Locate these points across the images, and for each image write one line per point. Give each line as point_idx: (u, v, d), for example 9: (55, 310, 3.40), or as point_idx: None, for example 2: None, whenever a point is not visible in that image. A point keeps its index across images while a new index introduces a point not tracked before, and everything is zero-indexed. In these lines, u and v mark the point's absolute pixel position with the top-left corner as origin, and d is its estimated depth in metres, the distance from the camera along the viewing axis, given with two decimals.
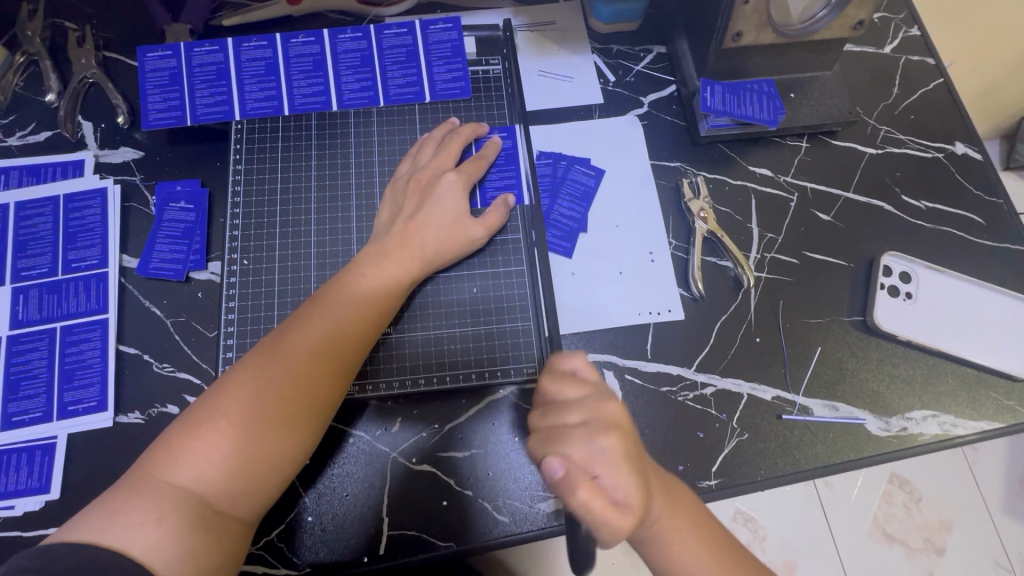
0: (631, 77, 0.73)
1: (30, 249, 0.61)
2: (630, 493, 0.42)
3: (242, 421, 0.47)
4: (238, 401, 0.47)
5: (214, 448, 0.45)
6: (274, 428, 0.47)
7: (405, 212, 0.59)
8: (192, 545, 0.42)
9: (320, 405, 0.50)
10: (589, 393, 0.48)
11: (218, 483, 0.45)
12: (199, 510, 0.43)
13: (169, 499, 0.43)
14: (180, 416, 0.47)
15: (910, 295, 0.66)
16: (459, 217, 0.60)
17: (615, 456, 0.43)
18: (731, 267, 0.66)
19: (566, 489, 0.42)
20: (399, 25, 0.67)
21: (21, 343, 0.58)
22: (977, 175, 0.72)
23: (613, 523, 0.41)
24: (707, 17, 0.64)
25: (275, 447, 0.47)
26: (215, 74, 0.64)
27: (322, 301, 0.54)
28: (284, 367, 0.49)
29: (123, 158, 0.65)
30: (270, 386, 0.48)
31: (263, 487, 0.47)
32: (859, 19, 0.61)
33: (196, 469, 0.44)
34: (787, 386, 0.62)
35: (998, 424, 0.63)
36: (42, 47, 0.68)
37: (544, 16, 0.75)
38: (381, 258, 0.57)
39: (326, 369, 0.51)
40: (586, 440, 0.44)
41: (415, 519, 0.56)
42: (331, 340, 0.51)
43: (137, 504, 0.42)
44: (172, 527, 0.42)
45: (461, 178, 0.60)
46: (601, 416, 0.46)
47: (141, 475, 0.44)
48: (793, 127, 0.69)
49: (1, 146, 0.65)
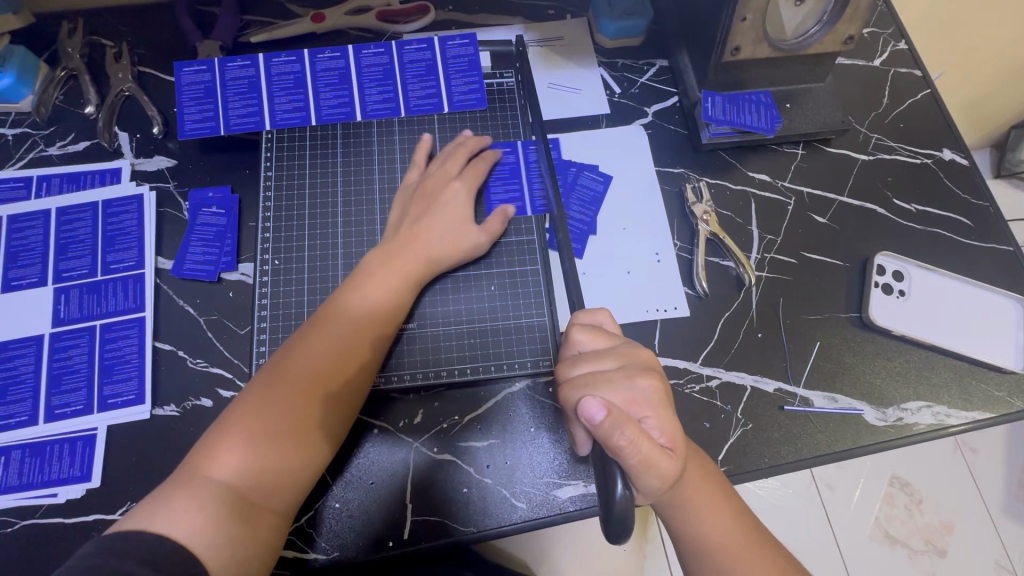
0: (635, 89, 0.78)
1: (70, 251, 0.65)
2: (670, 435, 0.46)
3: (270, 421, 0.50)
4: (265, 404, 0.51)
5: (247, 445, 0.49)
6: (302, 425, 0.51)
7: (411, 216, 0.63)
8: (230, 532, 0.45)
9: (342, 403, 0.54)
10: (620, 346, 0.52)
11: (253, 477, 0.48)
12: (236, 501, 0.47)
13: (209, 490, 0.46)
14: (216, 420, 0.51)
15: (903, 293, 0.69)
16: (461, 223, 0.63)
17: (654, 399, 0.47)
18: (733, 267, 0.70)
19: (612, 429, 0.43)
20: (419, 41, 0.71)
21: (62, 340, 0.61)
22: (964, 180, 0.76)
23: (661, 462, 0.44)
24: (707, 33, 0.68)
25: (306, 438, 0.51)
26: (247, 86, 0.68)
27: (337, 306, 0.57)
28: (305, 370, 0.53)
29: (157, 166, 0.69)
30: (293, 388, 0.52)
31: (295, 477, 0.50)
32: (849, 34, 0.66)
33: (231, 466, 0.48)
34: (788, 379, 0.66)
35: (989, 414, 0.66)
36: (81, 63, 0.72)
37: (553, 32, 0.80)
38: (389, 260, 0.60)
39: (345, 369, 0.54)
40: (627, 384, 0.48)
41: (437, 505, 0.59)
42: (349, 343, 0.55)
43: (180, 496, 0.46)
44: (211, 516, 0.45)
45: (465, 185, 0.65)
46: (635, 363, 0.50)
47: (184, 473, 0.47)
48: (790, 134, 0.74)
49: (42, 155, 0.69)
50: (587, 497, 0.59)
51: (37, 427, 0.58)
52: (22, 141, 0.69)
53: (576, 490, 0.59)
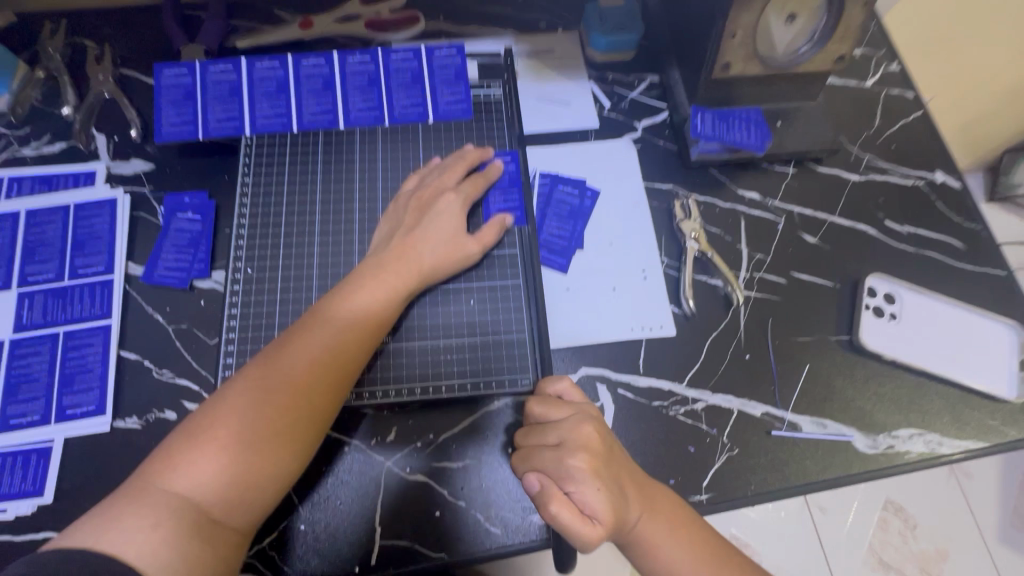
0: (625, 103, 0.77)
1: (38, 255, 0.62)
2: (600, 510, 0.48)
3: (240, 431, 0.48)
4: (235, 413, 0.48)
5: (213, 456, 0.46)
6: (274, 434, 0.49)
7: (404, 227, 0.61)
8: (185, 551, 0.42)
9: (319, 417, 0.51)
10: (571, 418, 0.53)
11: (214, 494, 0.45)
12: (194, 518, 0.44)
13: (165, 506, 0.44)
14: (178, 428, 0.48)
15: (895, 316, 0.68)
16: (456, 234, 0.61)
17: (585, 476, 0.49)
18: (721, 286, 0.68)
19: (542, 501, 0.48)
20: (406, 50, 0.70)
21: (23, 347, 0.59)
22: (957, 203, 0.75)
23: (584, 534, 0.47)
24: (697, 49, 0.68)
25: (271, 456, 0.48)
26: (229, 91, 0.67)
27: (321, 314, 0.55)
28: (282, 377, 0.50)
29: (134, 169, 0.67)
30: (270, 396, 0.49)
31: (259, 498, 0.48)
32: (839, 53, 0.65)
33: (194, 477, 0.45)
34: (776, 403, 0.63)
35: (983, 444, 0.64)
36: (61, 63, 0.70)
37: (543, 44, 0.79)
38: (379, 271, 0.58)
39: (325, 381, 0.52)
40: (560, 464, 0.50)
41: (408, 528, 0.56)
42: (327, 355, 0.53)
43: (133, 511, 0.43)
44: (166, 534, 0.42)
45: (460, 197, 0.63)
46: (576, 440, 0.51)
47: (140, 485, 0.45)
48: (780, 152, 0.73)
49: (15, 156, 0.67)
50: None
51: None
52: None
53: None
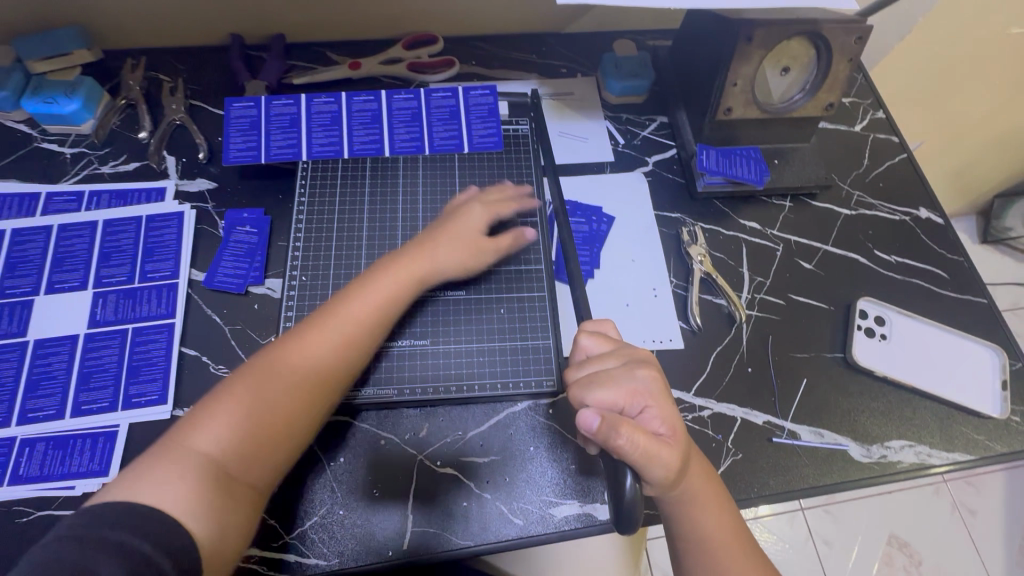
0: (638, 141, 0.85)
1: (112, 259, 0.70)
2: (670, 424, 0.51)
3: (258, 400, 0.54)
4: (256, 381, 0.55)
5: (233, 417, 0.52)
6: (286, 404, 0.54)
7: (432, 231, 0.67)
8: (209, 505, 0.48)
9: (328, 394, 0.57)
10: (621, 347, 0.56)
11: (234, 451, 0.51)
12: (217, 472, 0.50)
13: (192, 460, 0.49)
14: (207, 394, 0.55)
15: (885, 336, 0.74)
16: (476, 238, 0.68)
17: (655, 391, 0.52)
18: (725, 305, 0.75)
19: (610, 430, 0.47)
20: (445, 90, 0.80)
21: (95, 341, 0.65)
22: (941, 237, 0.82)
23: (664, 452, 0.48)
24: (702, 95, 0.77)
25: (283, 421, 0.54)
26: (289, 121, 0.76)
27: (337, 303, 0.61)
28: (300, 352, 0.57)
29: (198, 188, 0.75)
30: (286, 371, 0.55)
31: (272, 458, 0.53)
32: (828, 101, 0.74)
33: (215, 438, 0.51)
34: (776, 412, 0.69)
35: (970, 457, 0.69)
36: (140, 94, 0.80)
37: (565, 87, 0.89)
38: (394, 264, 0.64)
39: (336, 363, 0.58)
40: (629, 378, 0.52)
41: (437, 517, 0.61)
42: (342, 335, 0.59)
43: (164, 464, 0.49)
44: (192, 486, 0.48)
45: (488, 210, 0.70)
46: (635, 360, 0.54)
47: (168, 443, 0.50)
48: (778, 187, 0.80)
49: (95, 172, 0.75)
50: (582, 517, 0.61)
51: (63, 421, 0.61)
52: (78, 159, 0.76)
53: (573, 509, 0.62)
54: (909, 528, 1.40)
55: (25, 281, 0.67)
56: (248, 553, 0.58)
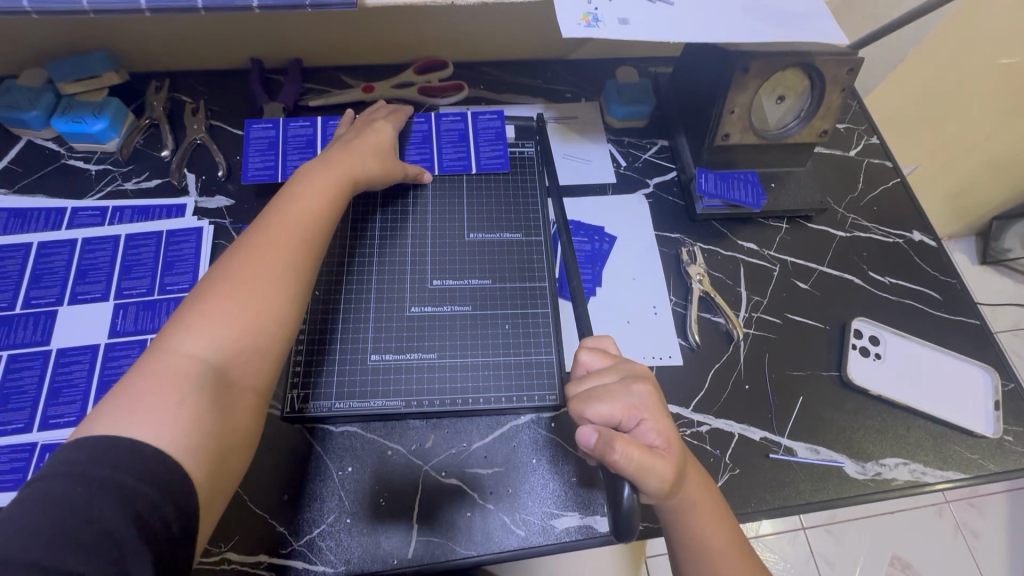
0: (639, 163, 0.89)
1: (133, 272, 0.72)
2: (665, 437, 0.53)
3: (230, 299, 0.52)
4: (222, 287, 0.53)
5: (209, 323, 0.51)
6: (265, 295, 0.54)
7: (344, 140, 0.72)
8: (212, 420, 0.47)
9: (303, 283, 0.58)
10: (619, 363, 0.58)
11: (223, 354, 0.50)
12: (209, 378, 0.48)
13: (178, 375, 0.47)
14: (171, 316, 0.52)
15: (879, 356, 0.76)
16: (388, 146, 0.74)
17: (651, 405, 0.54)
18: (723, 323, 0.77)
19: (606, 446, 0.49)
20: (455, 115, 0.84)
21: (115, 350, 0.68)
22: (934, 260, 0.84)
23: (659, 463, 0.50)
24: (701, 120, 0.80)
25: (265, 312, 0.54)
26: (305, 142, 0.79)
27: (280, 206, 0.61)
28: (260, 248, 0.56)
29: (217, 205, 0.79)
30: (249, 271, 0.55)
31: (265, 352, 0.53)
32: (822, 128, 0.78)
33: (198, 342, 0.50)
34: (773, 428, 0.71)
35: (963, 475, 0.70)
36: (163, 114, 0.84)
37: (569, 111, 0.92)
38: (326, 165, 0.66)
39: (303, 253, 0.59)
40: (625, 392, 0.54)
41: (441, 528, 0.62)
42: (296, 224, 0.60)
43: (151, 388, 0.46)
44: (189, 400, 0.46)
45: (388, 123, 0.76)
46: (632, 375, 0.56)
47: (142, 371, 0.48)
48: (775, 210, 0.83)
49: (119, 189, 0.79)
50: (583, 529, 0.63)
51: None
52: (103, 176, 0.80)
53: (573, 521, 0.63)
54: (913, 549, 1.39)
55: (49, 292, 0.70)
56: (257, 559, 0.60)
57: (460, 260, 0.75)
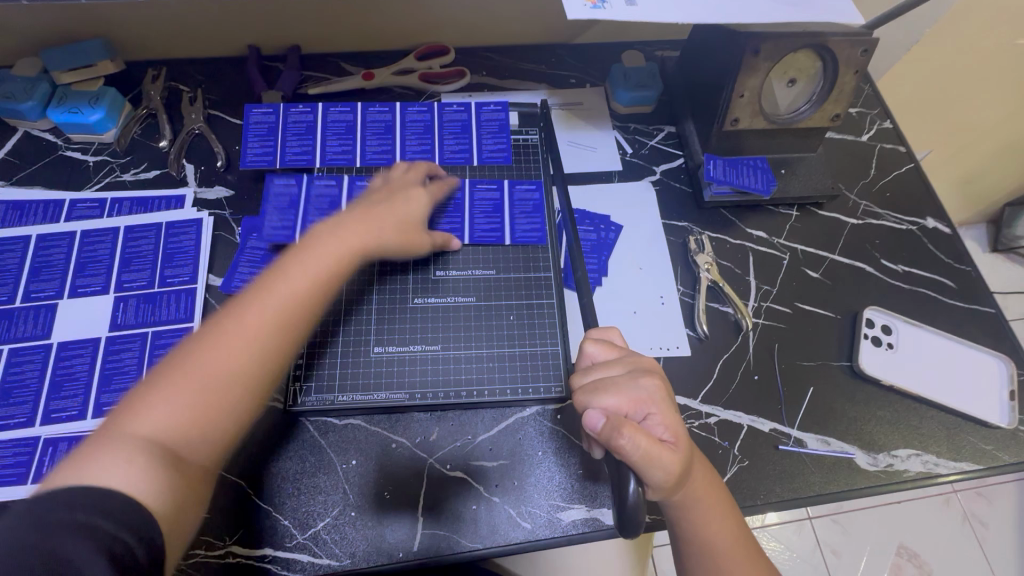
0: (645, 150, 0.87)
1: (132, 265, 0.72)
2: (672, 431, 0.51)
3: (198, 381, 0.49)
4: (193, 364, 0.50)
5: (174, 402, 0.48)
6: (230, 383, 0.50)
7: (371, 202, 0.65)
8: (162, 486, 0.43)
9: (276, 369, 0.53)
10: (627, 354, 0.57)
11: (179, 436, 0.47)
12: (162, 454, 0.45)
13: (133, 445, 0.45)
14: (146, 376, 0.50)
15: (892, 345, 0.74)
16: (415, 217, 0.67)
17: (658, 398, 0.52)
18: (732, 313, 0.75)
19: (612, 431, 0.48)
20: (458, 105, 0.82)
21: (116, 343, 0.67)
22: (948, 247, 0.83)
23: (665, 454, 0.48)
24: (709, 106, 0.78)
25: (227, 400, 0.49)
26: (305, 129, 0.78)
27: (270, 275, 0.55)
28: (237, 326, 0.51)
29: (217, 195, 0.77)
30: (222, 351, 0.50)
31: (223, 440, 0.49)
32: (835, 112, 0.75)
33: (157, 422, 0.47)
34: (783, 420, 0.69)
35: (977, 466, 0.69)
36: (160, 104, 0.82)
37: (573, 97, 0.90)
38: (336, 231, 0.60)
39: (282, 338, 0.53)
40: (632, 385, 0.53)
41: (448, 519, 0.62)
42: (277, 304, 0.53)
43: (105, 449, 0.44)
44: (143, 465, 0.43)
45: (427, 192, 0.70)
46: (640, 367, 0.55)
47: (101, 431, 0.45)
48: (784, 197, 0.81)
49: (117, 180, 0.78)
50: (590, 522, 0.62)
51: (84, 422, 0.63)
52: (101, 167, 0.78)
53: (580, 514, 0.63)
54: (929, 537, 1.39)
55: (49, 285, 0.70)
56: (261, 553, 0.60)
57: (463, 251, 0.74)
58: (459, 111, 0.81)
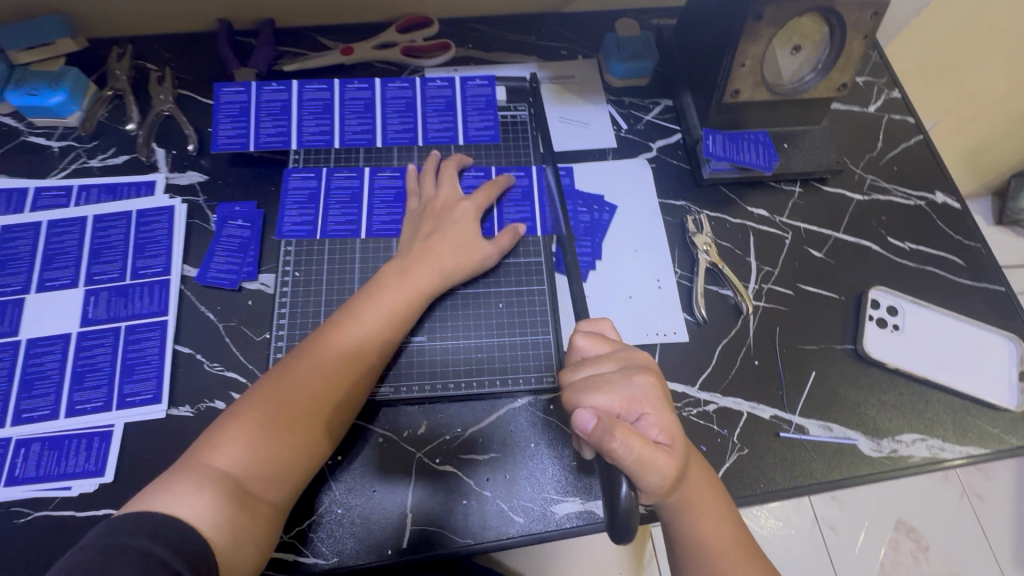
0: (641, 125, 0.82)
1: (102, 256, 0.68)
2: (668, 432, 0.48)
3: (277, 421, 0.54)
4: (271, 404, 0.54)
5: (251, 440, 0.53)
6: (302, 426, 0.55)
7: (423, 233, 0.66)
8: (223, 516, 0.49)
9: (346, 413, 0.57)
10: (620, 349, 0.54)
11: (254, 471, 0.52)
12: (234, 489, 0.50)
13: (210, 478, 0.50)
14: (225, 412, 0.55)
15: (897, 327, 0.71)
16: (471, 238, 0.66)
17: (652, 397, 0.49)
18: (731, 296, 0.72)
19: (603, 433, 0.45)
20: (442, 80, 0.77)
21: (88, 339, 0.64)
22: (957, 223, 0.79)
23: (659, 457, 0.46)
24: (708, 77, 0.73)
25: (301, 441, 0.54)
26: (279, 109, 0.74)
27: (343, 318, 0.60)
28: (314, 372, 0.56)
29: (190, 180, 0.73)
30: (298, 395, 0.55)
31: (292, 476, 0.54)
32: (842, 81, 0.71)
33: (235, 457, 0.52)
34: (784, 406, 0.67)
35: (983, 450, 0.67)
36: (127, 84, 0.78)
37: (565, 70, 0.85)
38: (402, 271, 0.63)
39: (354, 384, 0.58)
40: (625, 383, 0.50)
41: (437, 515, 0.60)
42: (350, 351, 0.58)
43: (184, 479, 0.50)
44: (212, 498, 0.49)
45: (474, 205, 0.68)
46: (633, 364, 0.52)
47: (187, 462, 0.51)
48: (787, 173, 0.77)
49: (84, 167, 0.74)
50: (584, 515, 0.60)
51: (57, 421, 0.61)
52: (66, 153, 0.74)
53: (576, 507, 0.61)
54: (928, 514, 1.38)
55: (15, 279, 0.66)
56: None
57: None
58: (443, 87, 0.76)
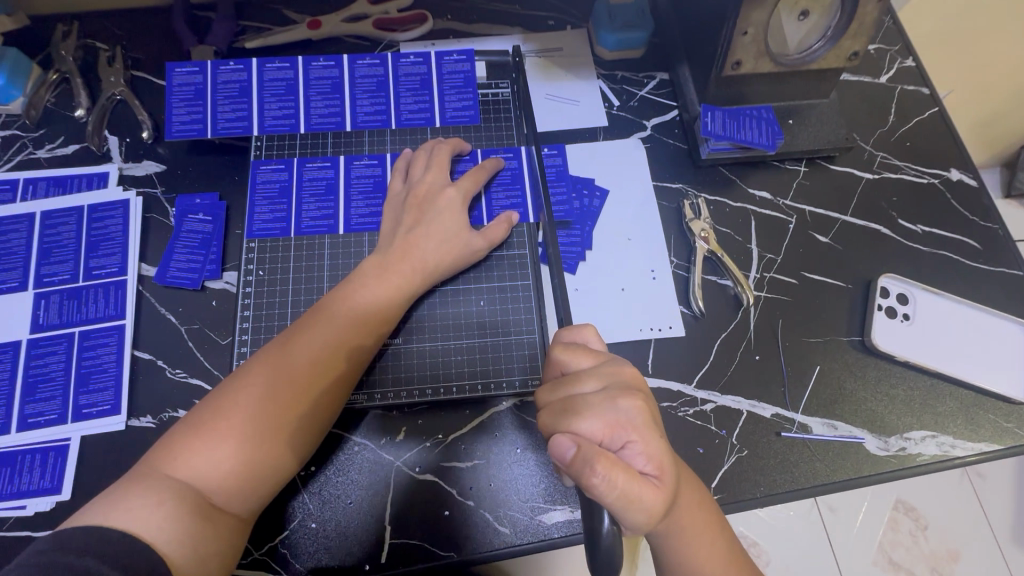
0: (634, 102, 0.76)
1: (53, 256, 0.63)
2: (655, 461, 0.44)
3: (243, 427, 0.49)
4: (237, 408, 0.49)
5: (216, 448, 0.48)
6: (272, 431, 0.50)
7: (405, 225, 0.61)
8: (185, 529, 0.44)
9: (321, 417, 0.53)
10: (605, 365, 0.49)
11: (217, 481, 0.47)
12: (197, 502, 0.46)
13: (169, 489, 0.45)
14: (185, 417, 0.50)
15: (908, 317, 0.67)
16: (459, 231, 0.61)
17: (639, 422, 0.44)
18: (731, 286, 0.68)
19: (583, 465, 0.40)
20: (415, 55, 0.71)
21: (40, 346, 0.60)
22: (973, 202, 0.74)
23: (643, 489, 0.41)
24: (707, 48, 0.67)
25: (272, 450, 0.50)
26: (238, 91, 0.68)
27: (320, 315, 0.55)
28: (287, 373, 0.52)
29: (146, 171, 0.68)
30: (269, 399, 0.50)
31: (261, 487, 0.49)
32: (853, 50, 0.65)
33: (198, 467, 0.47)
34: (786, 404, 0.63)
35: (997, 446, 0.63)
36: (74, 66, 0.71)
37: (552, 43, 0.79)
38: (383, 265, 0.58)
39: (331, 385, 0.53)
40: (610, 406, 0.45)
41: (419, 527, 0.57)
42: (328, 351, 0.53)
43: (138, 491, 0.45)
44: (171, 510, 0.44)
45: (460, 192, 0.63)
46: (618, 383, 0.47)
47: (142, 471, 0.46)
48: (792, 151, 0.72)
49: (31, 158, 0.68)
50: (574, 524, 0.57)
51: (8, 435, 0.57)
52: (11, 143, 0.68)
53: (564, 515, 0.57)
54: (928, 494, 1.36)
55: None
56: None
57: None
58: (417, 63, 0.70)
